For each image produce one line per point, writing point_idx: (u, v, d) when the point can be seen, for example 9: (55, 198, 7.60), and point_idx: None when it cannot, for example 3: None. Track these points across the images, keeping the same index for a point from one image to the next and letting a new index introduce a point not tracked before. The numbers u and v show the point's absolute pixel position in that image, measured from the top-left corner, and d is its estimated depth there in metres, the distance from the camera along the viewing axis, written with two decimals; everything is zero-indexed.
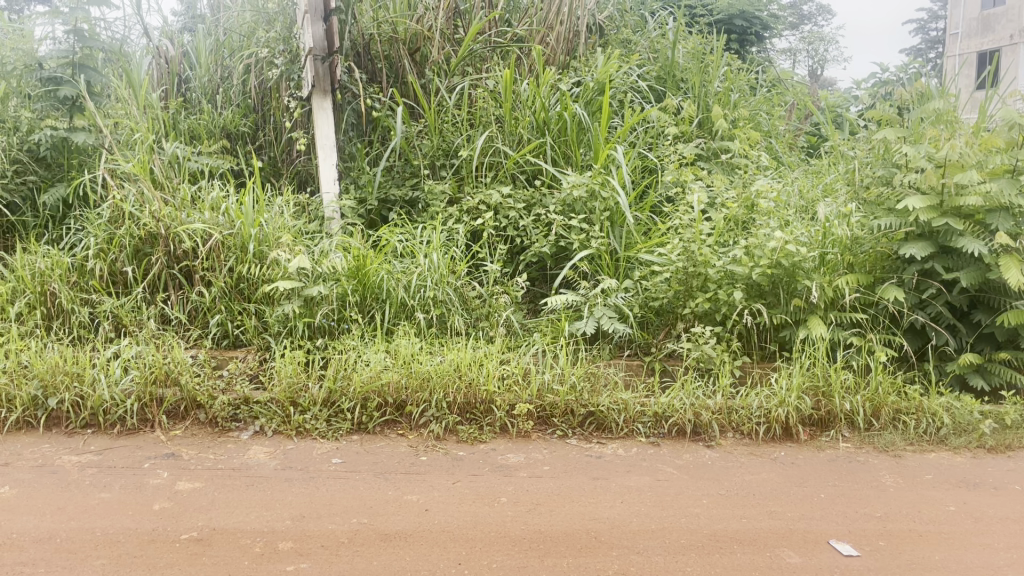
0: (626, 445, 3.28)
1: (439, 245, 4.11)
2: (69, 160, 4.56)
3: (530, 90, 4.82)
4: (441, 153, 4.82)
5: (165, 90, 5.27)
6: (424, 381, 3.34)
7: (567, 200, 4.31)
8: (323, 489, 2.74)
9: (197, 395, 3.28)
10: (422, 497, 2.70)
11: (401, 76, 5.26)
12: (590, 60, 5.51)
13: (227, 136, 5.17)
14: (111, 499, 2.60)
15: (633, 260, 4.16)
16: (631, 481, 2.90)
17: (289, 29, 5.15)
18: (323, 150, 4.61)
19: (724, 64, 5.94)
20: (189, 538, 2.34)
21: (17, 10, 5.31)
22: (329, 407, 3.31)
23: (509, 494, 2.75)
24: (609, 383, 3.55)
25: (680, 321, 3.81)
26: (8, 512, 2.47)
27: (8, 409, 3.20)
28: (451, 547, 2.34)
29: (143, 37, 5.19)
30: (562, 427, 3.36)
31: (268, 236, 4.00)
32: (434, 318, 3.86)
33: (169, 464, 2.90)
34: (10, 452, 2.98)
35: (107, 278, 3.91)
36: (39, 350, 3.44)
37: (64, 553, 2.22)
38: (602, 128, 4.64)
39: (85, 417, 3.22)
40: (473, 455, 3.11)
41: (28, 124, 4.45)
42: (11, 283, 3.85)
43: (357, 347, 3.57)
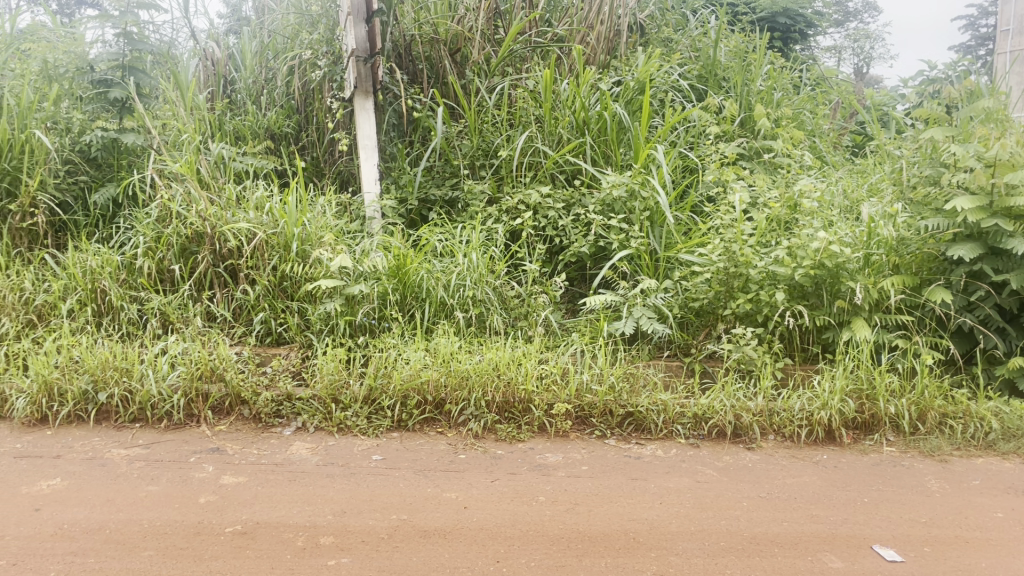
0: (666, 446, 3.27)
1: (478, 245, 4.14)
2: (119, 161, 4.67)
3: (570, 90, 4.81)
4: (480, 154, 4.85)
5: (211, 91, 5.38)
6: (462, 380, 3.36)
7: (606, 200, 4.30)
8: (364, 485, 2.77)
9: (242, 391, 3.35)
10: (461, 495, 2.71)
11: (442, 77, 5.28)
12: (631, 60, 5.49)
13: (271, 136, 5.25)
14: (158, 492, 2.66)
15: (673, 260, 4.14)
16: (670, 483, 2.89)
17: (332, 32, 5.22)
18: (365, 150, 4.66)
19: (767, 62, 5.87)
20: (232, 531, 2.39)
21: (68, 14, 5.45)
22: (369, 404, 3.36)
23: (547, 493, 2.75)
24: (648, 384, 3.54)
25: (720, 322, 3.78)
26: (60, 504, 2.54)
27: (60, 403, 3.28)
28: (489, 545, 2.35)
29: (190, 40, 5.28)
30: (600, 428, 3.35)
31: (310, 236, 4.06)
32: (473, 317, 3.88)
33: (214, 459, 2.96)
34: (62, 445, 3.06)
35: (155, 276, 3.99)
36: (90, 346, 3.52)
37: (113, 544, 2.28)
38: (642, 128, 4.61)
39: (134, 411, 3.29)
40: (511, 454, 3.12)
41: (78, 126, 4.61)
42: (63, 281, 3.94)
43: (398, 346, 3.60)
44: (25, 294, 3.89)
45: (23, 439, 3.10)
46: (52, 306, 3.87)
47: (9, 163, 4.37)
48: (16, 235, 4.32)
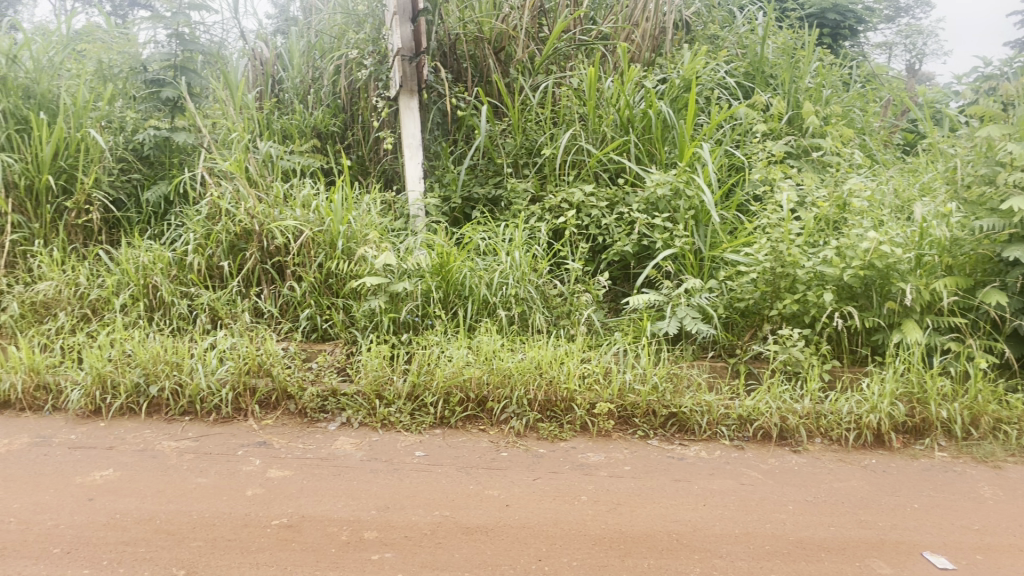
0: (710, 447, 3.23)
1: (521, 243, 4.14)
2: (171, 159, 4.80)
3: (614, 88, 4.78)
4: (524, 152, 4.85)
5: (260, 91, 5.46)
6: (505, 378, 3.38)
7: (650, 199, 4.26)
8: (407, 481, 2.79)
9: (288, 385, 3.41)
10: (503, 493, 2.72)
11: (486, 76, 5.29)
12: (676, 57, 5.44)
13: (317, 135, 5.30)
14: (207, 484, 2.71)
15: (718, 260, 4.09)
16: (714, 485, 2.86)
17: (378, 30, 5.27)
18: (409, 149, 4.70)
19: (816, 59, 5.77)
20: (278, 524, 2.42)
21: (122, 14, 5.53)
22: (412, 401, 3.38)
23: (589, 493, 2.74)
24: (692, 385, 3.51)
25: (766, 322, 3.73)
26: (112, 494, 2.60)
27: (113, 396, 3.36)
28: (531, 543, 2.35)
29: (240, 40, 5.37)
30: (642, 428, 3.33)
31: (356, 233, 4.11)
32: (516, 316, 3.89)
33: (261, 452, 3.01)
34: (115, 436, 3.13)
35: (205, 272, 4.07)
36: (142, 340, 3.61)
37: (163, 534, 2.32)
38: (687, 126, 4.55)
39: (184, 404, 3.36)
40: (553, 452, 3.11)
41: (132, 124, 4.69)
42: (116, 276, 4.02)
43: (441, 343, 3.62)
44: (80, 288, 3.98)
45: (77, 430, 3.17)
46: (106, 301, 3.96)
47: (65, 161, 4.45)
48: (71, 231, 4.41)
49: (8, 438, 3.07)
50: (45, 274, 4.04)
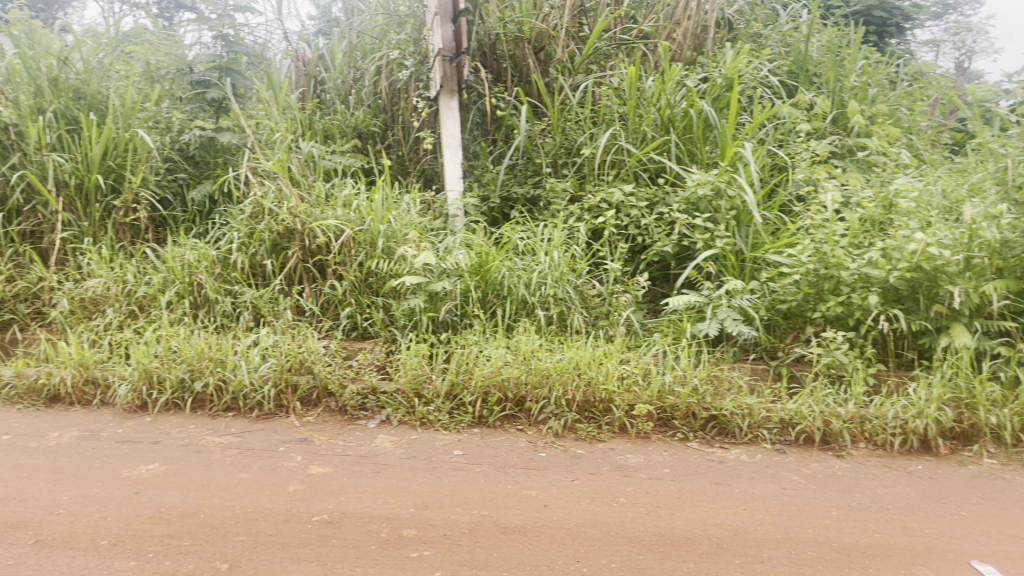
0: (751, 450, 3.19)
1: (560, 243, 4.14)
2: (215, 160, 4.85)
3: (655, 87, 4.74)
4: (563, 152, 4.84)
5: (302, 91, 5.53)
6: (543, 378, 3.38)
7: (690, 199, 4.22)
8: (446, 480, 2.80)
9: (329, 383, 3.45)
10: (541, 493, 2.72)
11: (525, 75, 5.29)
12: (718, 56, 5.37)
13: (358, 135, 5.35)
14: (249, 479, 2.75)
15: (760, 261, 4.03)
16: (755, 489, 2.82)
17: (418, 31, 5.31)
18: (449, 149, 4.73)
19: (862, 57, 5.66)
20: (319, 520, 2.45)
21: (167, 16, 5.57)
22: (451, 400, 3.40)
23: (628, 494, 2.73)
24: (733, 387, 3.47)
25: (809, 325, 3.67)
26: (158, 487, 2.65)
27: (159, 391, 3.42)
28: (569, 544, 2.34)
29: (283, 41, 5.43)
30: (682, 430, 3.30)
31: (396, 233, 4.14)
32: (554, 316, 3.88)
33: (303, 449, 3.04)
34: (161, 431, 3.19)
35: (248, 271, 4.13)
36: (186, 337, 3.68)
37: (207, 528, 2.36)
38: (729, 126, 4.48)
39: (227, 401, 3.40)
40: (592, 453, 3.10)
41: (178, 125, 4.75)
42: (162, 274, 4.10)
43: (479, 343, 3.63)
44: (128, 286, 4.06)
45: (124, 424, 3.24)
46: (152, 298, 4.03)
47: (114, 161, 4.54)
48: (120, 229, 4.51)
49: (58, 431, 3.15)
50: (94, 271, 4.12)
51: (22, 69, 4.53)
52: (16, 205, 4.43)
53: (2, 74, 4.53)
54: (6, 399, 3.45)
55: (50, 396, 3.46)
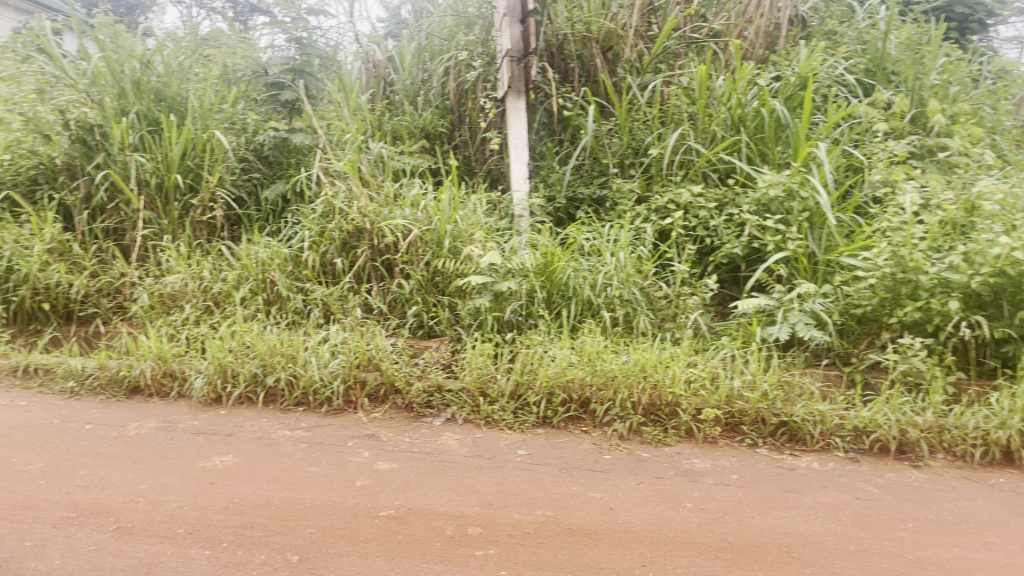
0: (822, 458, 3.11)
1: (625, 245, 4.11)
2: (289, 160, 4.98)
3: (726, 86, 4.65)
4: (630, 152, 4.80)
5: (372, 93, 5.62)
6: (609, 380, 3.36)
7: (761, 200, 4.13)
8: (510, 479, 2.81)
9: (396, 380, 3.49)
10: (606, 496, 2.70)
11: (593, 76, 5.26)
12: (791, 53, 5.25)
13: (426, 136, 5.40)
14: (318, 473, 2.80)
15: (834, 264, 3.94)
16: (827, 498, 2.75)
17: (487, 32, 5.34)
18: (515, 149, 4.75)
19: (942, 55, 5.46)
20: (386, 515, 2.48)
21: (244, 19, 5.75)
22: (516, 400, 3.40)
23: (695, 500, 2.68)
24: (804, 394, 3.39)
25: (885, 331, 3.58)
26: (232, 479, 2.73)
27: (233, 385, 3.52)
28: (635, 548, 2.32)
29: (354, 44, 5.53)
30: (751, 436, 3.23)
31: (462, 233, 4.17)
32: (620, 317, 3.85)
33: (370, 445, 3.09)
34: (235, 424, 3.28)
35: (319, 269, 4.22)
36: (259, 332, 3.77)
37: (277, 519, 2.42)
38: (803, 125, 4.38)
39: (297, 395, 3.48)
40: (657, 457, 3.07)
41: (253, 126, 4.93)
42: (237, 271, 4.20)
43: (544, 343, 3.63)
44: (204, 282, 4.17)
45: (199, 417, 3.34)
46: (228, 295, 4.14)
47: (192, 161, 4.68)
48: (197, 228, 4.64)
49: (137, 422, 3.26)
50: (172, 267, 4.25)
51: (107, 71, 4.72)
52: (101, 202, 4.61)
53: (88, 76, 4.72)
54: (90, 390, 3.59)
55: (130, 388, 3.59)
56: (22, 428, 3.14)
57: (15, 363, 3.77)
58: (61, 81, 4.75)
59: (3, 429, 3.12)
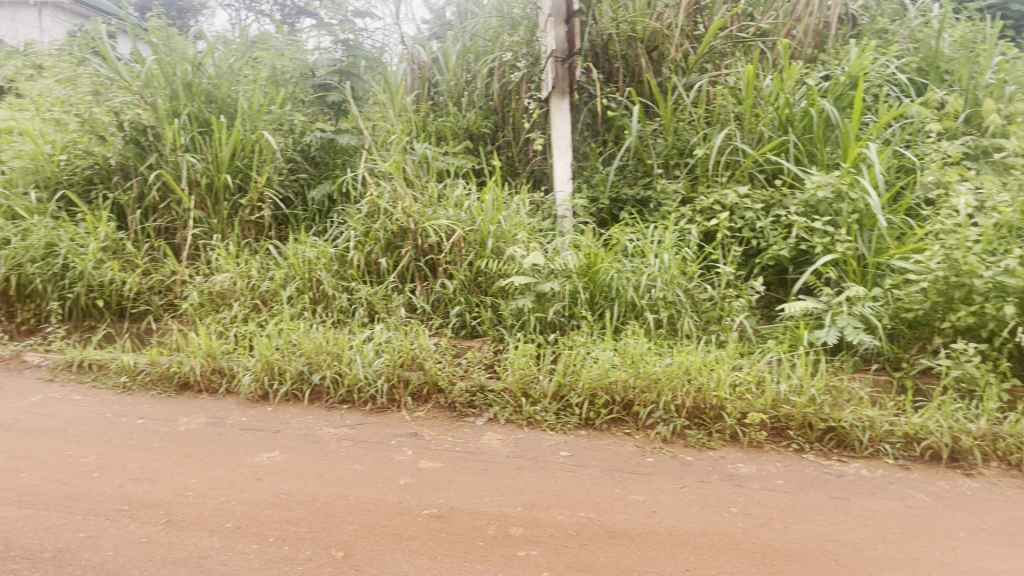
0: (871, 465, 3.05)
1: (670, 246, 4.08)
2: (335, 160, 5.03)
3: (773, 85, 4.59)
4: (675, 152, 4.76)
5: (417, 94, 5.63)
6: (652, 382, 3.34)
7: (809, 201, 4.06)
8: (553, 480, 2.80)
9: (439, 379, 3.51)
10: (649, 499, 2.68)
11: (637, 76, 5.22)
12: (840, 53, 5.16)
13: (470, 137, 5.42)
14: (362, 471, 2.83)
15: (884, 267, 3.87)
16: (876, 505, 2.69)
17: (532, 33, 5.35)
18: (559, 150, 4.74)
19: (999, 53, 5.31)
20: (429, 514, 2.49)
21: (292, 22, 5.83)
22: (558, 401, 3.40)
23: (740, 505, 2.65)
24: (853, 399, 3.33)
25: (937, 335, 3.49)
26: (278, 475, 2.77)
27: (280, 382, 3.57)
28: (679, 552, 2.30)
29: (400, 45, 5.57)
30: (798, 441, 3.18)
31: (505, 233, 4.18)
32: (664, 319, 3.83)
33: (413, 443, 3.11)
34: (281, 420, 3.33)
35: (364, 268, 4.26)
36: (306, 331, 3.82)
37: (323, 515, 2.45)
38: (852, 125, 4.30)
39: (342, 393, 3.52)
40: (701, 461, 3.04)
41: (301, 126, 4.99)
42: (284, 270, 4.26)
43: (587, 344, 3.63)
44: (252, 281, 4.24)
45: (247, 413, 3.39)
46: (275, 293, 4.20)
47: (242, 161, 4.75)
48: (246, 227, 4.72)
49: (187, 417, 3.33)
50: (221, 266, 4.32)
51: (159, 74, 4.78)
52: (153, 202, 4.71)
53: (141, 78, 4.78)
54: (141, 385, 3.67)
55: (179, 383, 3.66)
56: (77, 421, 3.23)
57: (71, 358, 3.87)
58: (116, 83, 4.83)
59: (58, 422, 3.21)
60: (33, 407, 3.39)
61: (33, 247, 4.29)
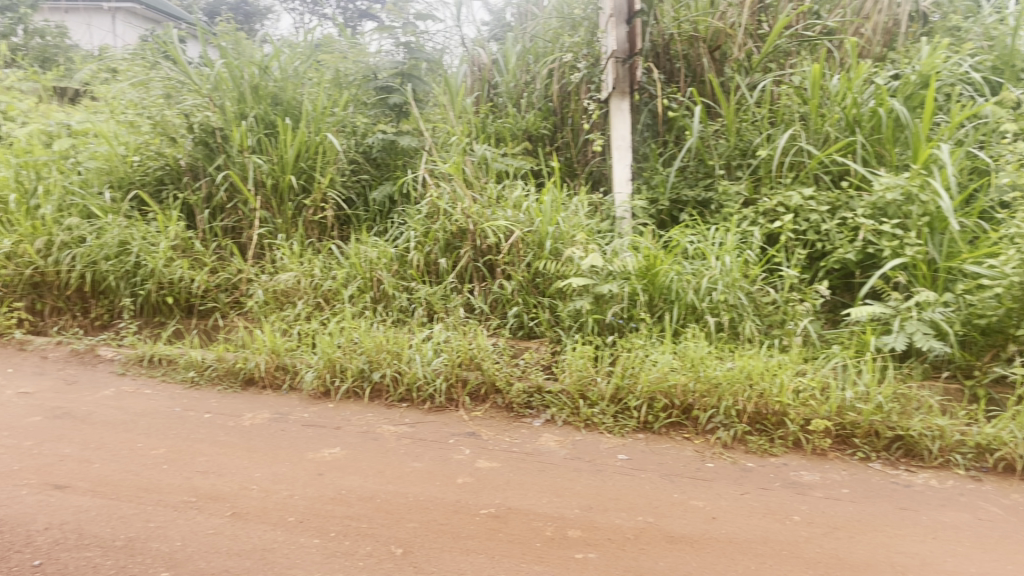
0: (940, 476, 2.96)
1: (731, 248, 4.02)
2: (395, 162, 5.10)
3: (840, 85, 4.50)
4: (738, 153, 4.68)
5: (477, 96, 5.66)
6: (712, 387, 3.29)
7: (877, 203, 3.96)
8: (611, 483, 2.79)
9: (497, 379, 3.52)
10: (709, 505, 2.64)
11: (699, 76, 5.16)
12: (911, 51, 5.01)
13: (529, 138, 5.41)
14: (421, 469, 2.86)
15: (956, 271, 3.72)
16: (946, 517, 2.61)
17: (592, 33, 5.35)
18: (619, 150, 4.72)
19: None
20: (486, 514, 2.50)
21: (355, 25, 5.92)
22: (616, 403, 3.38)
23: (803, 513, 2.60)
24: (922, 407, 3.24)
25: (1012, 343, 3.37)
26: (339, 471, 2.81)
27: (341, 379, 3.63)
28: (739, 559, 2.26)
29: (460, 47, 5.62)
30: (863, 450, 3.11)
31: (563, 234, 4.18)
32: (725, 323, 3.77)
33: (471, 443, 3.13)
34: (342, 417, 3.38)
35: (423, 268, 4.31)
36: (366, 330, 3.87)
37: (382, 512, 2.48)
38: (923, 125, 4.16)
39: (402, 392, 3.56)
40: (763, 467, 2.99)
41: (363, 128, 5.07)
42: (346, 269, 4.33)
43: (645, 347, 3.60)
44: (315, 280, 4.31)
45: (309, 409, 3.46)
46: (337, 292, 4.26)
47: (306, 162, 4.84)
48: (309, 227, 4.81)
49: (252, 412, 3.40)
50: (286, 265, 4.41)
51: (228, 77, 4.90)
52: (221, 202, 4.84)
53: (211, 81, 4.90)
54: (208, 380, 3.77)
55: (245, 379, 3.75)
56: (147, 415, 3.33)
57: (142, 353, 4.00)
58: (187, 86, 4.96)
59: (130, 415, 3.32)
60: (106, 400, 3.51)
61: (107, 245, 4.44)
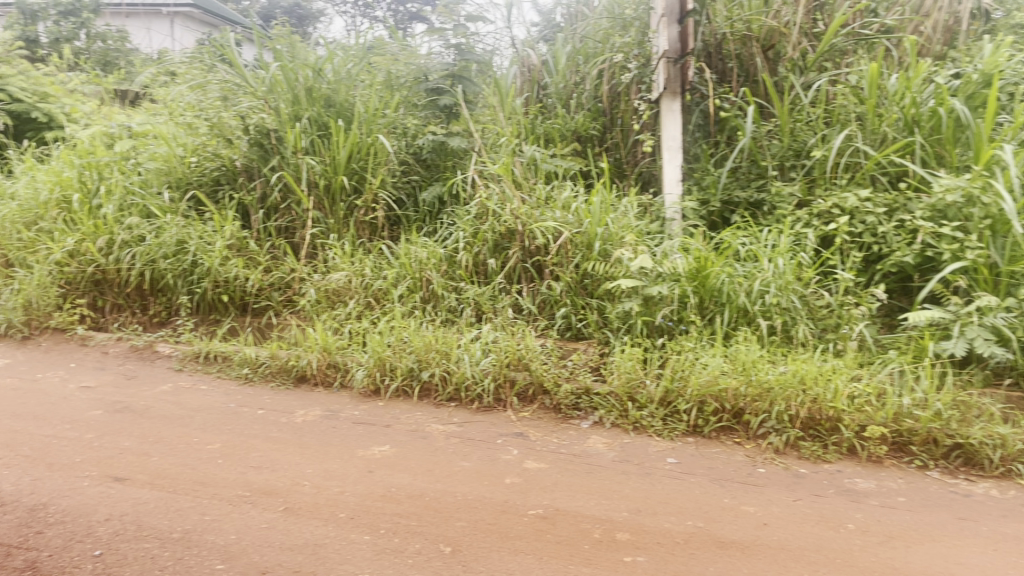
0: (1002, 485, 2.87)
1: (785, 250, 3.96)
2: (445, 163, 5.14)
3: (899, 83, 4.41)
4: (791, 154, 4.60)
5: (526, 97, 5.67)
6: (764, 391, 3.24)
7: (937, 205, 3.87)
8: (660, 487, 2.77)
9: (545, 381, 3.52)
10: (760, 510, 2.60)
11: (752, 75, 5.09)
12: (973, 49, 4.89)
13: (578, 139, 5.39)
14: (470, 468, 2.87)
15: (1019, 276, 3.57)
16: (1008, 528, 2.53)
17: (643, 33, 5.32)
18: (669, 151, 4.68)
19: None
20: (534, 514, 2.50)
21: (405, 26, 5.98)
22: (665, 406, 3.35)
23: (858, 521, 2.54)
24: (983, 415, 3.15)
25: None
26: (388, 468, 2.84)
27: (390, 378, 3.66)
28: (791, 566, 2.23)
29: (510, 48, 5.63)
30: (921, 458, 3.03)
31: (612, 235, 4.16)
32: (777, 326, 3.71)
33: (519, 443, 3.13)
34: (392, 416, 3.41)
35: (472, 269, 4.33)
36: (416, 329, 3.91)
37: (431, 510, 2.49)
38: (986, 125, 4.04)
39: (450, 391, 3.58)
40: (816, 473, 2.93)
41: (414, 129, 5.11)
42: (396, 269, 4.37)
43: (695, 350, 3.56)
44: (366, 279, 4.36)
45: (359, 407, 3.50)
46: (387, 292, 4.31)
47: (357, 164, 4.89)
48: (360, 227, 4.87)
49: (304, 410, 3.46)
50: (337, 264, 4.47)
51: (283, 80, 4.98)
52: (274, 202, 4.93)
53: (266, 83, 4.97)
54: (262, 377, 3.84)
55: (297, 377, 3.81)
56: (203, 410, 3.40)
57: (198, 349, 4.09)
58: (243, 89, 5.02)
59: (187, 410, 3.40)
60: (164, 395, 3.59)
61: (165, 244, 4.54)
